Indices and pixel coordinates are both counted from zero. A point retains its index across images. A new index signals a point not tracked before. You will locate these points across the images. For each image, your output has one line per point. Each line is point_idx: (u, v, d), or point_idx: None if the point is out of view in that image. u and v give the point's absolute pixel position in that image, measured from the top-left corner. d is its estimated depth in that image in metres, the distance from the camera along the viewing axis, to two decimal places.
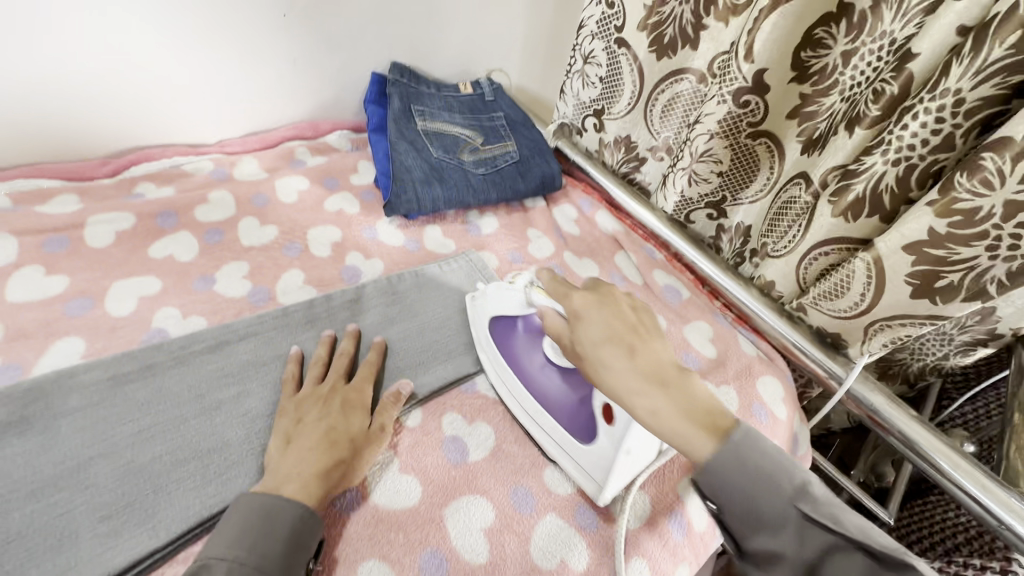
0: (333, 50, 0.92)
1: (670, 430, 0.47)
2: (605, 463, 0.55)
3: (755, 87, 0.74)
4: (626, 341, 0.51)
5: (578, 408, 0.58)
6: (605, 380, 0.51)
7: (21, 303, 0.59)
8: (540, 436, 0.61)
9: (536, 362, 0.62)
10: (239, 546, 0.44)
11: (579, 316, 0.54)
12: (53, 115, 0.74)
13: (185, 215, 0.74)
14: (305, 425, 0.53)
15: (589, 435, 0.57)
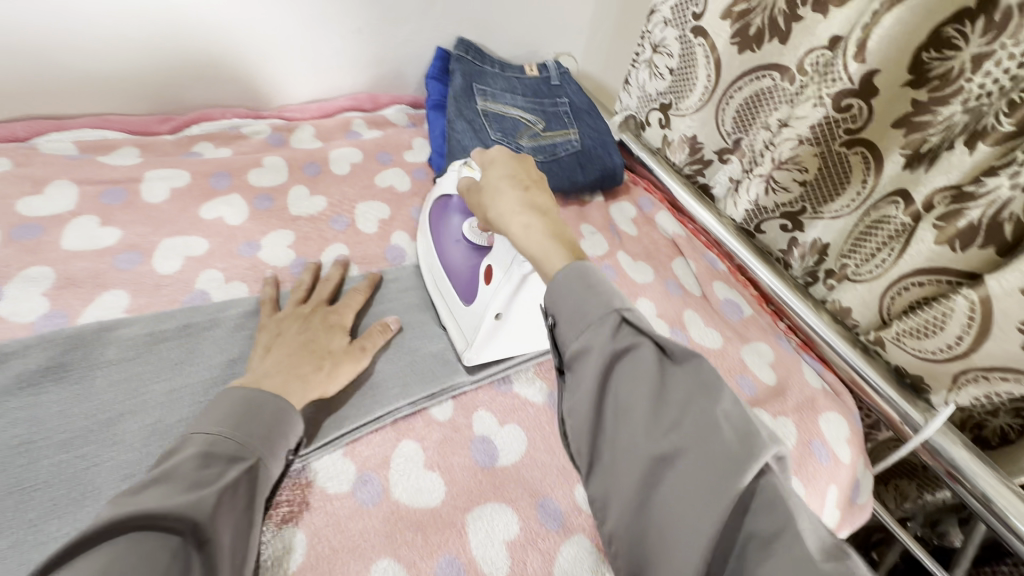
0: (400, 20, 0.89)
1: (536, 246, 0.46)
2: (475, 323, 0.60)
3: (860, 90, 0.66)
4: (523, 183, 0.51)
5: (469, 273, 0.63)
6: (493, 208, 0.50)
7: (75, 252, 0.58)
8: (441, 307, 0.66)
9: (452, 235, 0.66)
10: (224, 423, 0.44)
11: (489, 163, 0.53)
12: (126, 68, 0.75)
13: (238, 177, 0.74)
14: (284, 338, 0.55)
15: (469, 296, 0.62)
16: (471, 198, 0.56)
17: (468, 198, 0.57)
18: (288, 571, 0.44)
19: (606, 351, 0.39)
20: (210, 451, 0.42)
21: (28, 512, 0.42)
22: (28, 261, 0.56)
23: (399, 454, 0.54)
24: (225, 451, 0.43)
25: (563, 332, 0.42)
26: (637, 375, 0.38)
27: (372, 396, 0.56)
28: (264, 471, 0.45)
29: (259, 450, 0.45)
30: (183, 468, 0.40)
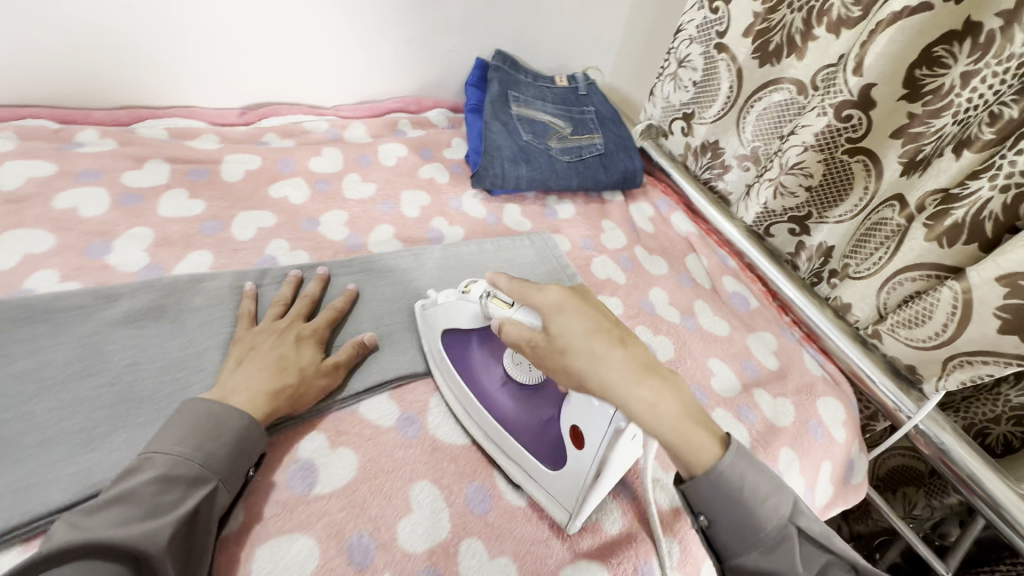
0: (448, 32, 0.99)
1: (671, 427, 0.43)
2: (573, 491, 0.50)
3: (859, 102, 0.73)
4: (613, 333, 0.47)
5: (535, 427, 0.55)
6: (593, 373, 0.45)
7: (169, 217, 0.69)
8: (502, 461, 0.57)
9: (495, 377, 0.59)
10: (185, 444, 0.44)
11: (550, 313, 0.49)
12: (211, 68, 0.86)
13: (301, 164, 0.84)
14: (257, 352, 0.55)
15: (557, 460, 0.53)
16: (532, 338, 0.50)
17: (538, 341, 0.49)
18: (345, 480, 0.52)
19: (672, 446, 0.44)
20: (168, 474, 0.42)
21: (138, 416, 0.50)
22: (132, 223, 0.67)
23: (437, 402, 0.62)
24: (186, 474, 0.43)
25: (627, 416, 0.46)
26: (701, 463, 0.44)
27: (413, 352, 0.65)
28: (225, 495, 0.45)
29: (221, 475, 0.45)
30: (140, 489, 0.40)
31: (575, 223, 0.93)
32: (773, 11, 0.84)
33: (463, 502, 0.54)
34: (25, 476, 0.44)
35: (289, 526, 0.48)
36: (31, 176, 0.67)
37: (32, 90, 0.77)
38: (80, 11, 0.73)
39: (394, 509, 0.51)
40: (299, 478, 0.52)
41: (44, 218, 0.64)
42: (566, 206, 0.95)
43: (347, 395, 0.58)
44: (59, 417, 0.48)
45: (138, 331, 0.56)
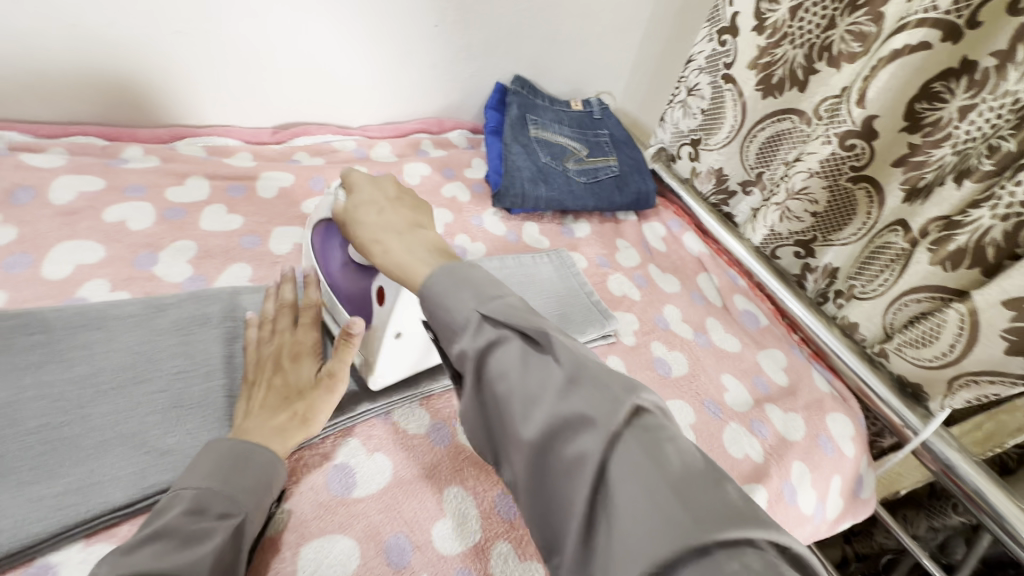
0: (469, 58, 1.04)
1: (409, 275, 0.47)
2: (378, 348, 0.57)
3: (863, 132, 0.78)
4: (394, 219, 0.53)
5: (362, 294, 0.60)
6: (379, 253, 0.51)
7: (211, 231, 0.72)
8: (337, 329, 0.63)
9: (337, 262, 0.62)
10: (214, 478, 0.46)
11: (352, 188, 0.57)
12: (248, 90, 0.90)
13: (331, 182, 0.88)
14: (259, 385, 0.54)
15: (366, 321, 0.59)
16: (337, 219, 0.57)
17: (338, 220, 0.57)
18: (382, 484, 0.55)
19: (471, 352, 0.40)
20: (198, 507, 0.44)
21: (189, 421, 0.53)
22: (176, 236, 0.70)
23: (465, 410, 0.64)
24: (215, 507, 0.44)
25: (445, 341, 0.43)
26: (508, 358, 0.39)
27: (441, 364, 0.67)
28: (252, 526, 0.46)
29: (248, 508, 0.46)
30: (172, 523, 0.41)
31: (592, 242, 0.96)
32: (777, 45, 0.88)
33: (492, 510, 0.55)
34: (87, 475, 0.47)
35: (331, 527, 0.51)
36: (82, 190, 0.71)
37: (80, 109, 0.82)
38: (131, 36, 0.77)
39: (428, 515, 0.54)
40: (337, 481, 0.54)
41: (94, 230, 0.67)
42: (583, 225, 0.99)
43: (377, 403, 0.60)
44: (116, 421, 0.51)
45: (188, 339, 0.59)
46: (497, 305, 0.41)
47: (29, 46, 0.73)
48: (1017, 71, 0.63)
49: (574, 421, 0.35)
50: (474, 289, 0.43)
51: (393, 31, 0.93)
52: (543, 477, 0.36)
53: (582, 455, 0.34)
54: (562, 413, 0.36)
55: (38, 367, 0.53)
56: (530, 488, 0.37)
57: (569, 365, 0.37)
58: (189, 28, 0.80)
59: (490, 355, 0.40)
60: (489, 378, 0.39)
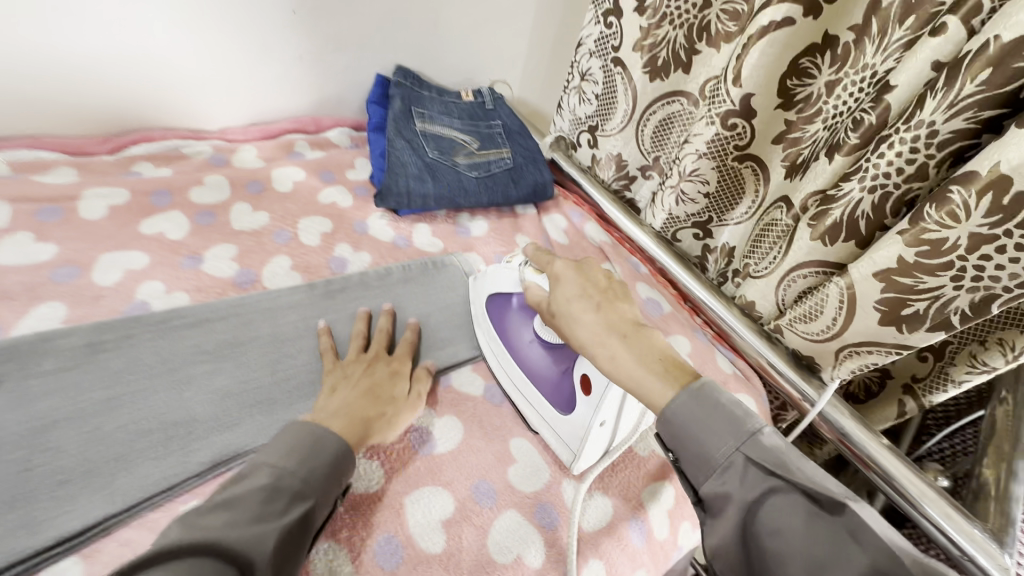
0: (340, 48, 0.94)
1: (625, 374, 0.52)
2: (580, 433, 0.58)
3: (742, 111, 0.77)
4: (594, 300, 0.56)
5: (556, 376, 0.62)
6: (574, 333, 0.56)
7: (11, 267, 0.60)
8: (525, 407, 0.65)
9: (526, 338, 0.65)
10: (290, 458, 0.46)
11: (557, 277, 0.60)
12: (66, 97, 0.76)
13: (180, 195, 0.76)
14: (349, 382, 0.58)
15: (567, 403, 0.61)
16: (541, 304, 0.60)
17: (543, 308, 0.60)
18: None
19: (741, 501, 0.44)
20: (274, 485, 0.44)
21: None
22: None
23: None
24: (289, 487, 0.45)
25: (688, 468, 0.49)
26: (787, 514, 0.42)
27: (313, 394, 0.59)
28: (319, 514, 0.46)
29: (317, 495, 0.46)
30: (244, 498, 0.42)
31: (488, 241, 0.91)
32: (659, 26, 0.86)
33: (370, 559, 0.49)
34: None
35: None
36: None
37: None
38: None
39: None
40: None
41: None
42: (479, 223, 0.93)
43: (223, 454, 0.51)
44: None
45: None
46: (758, 450, 0.46)
47: None
48: (872, 44, 0.63)
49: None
50: (728, 428, 0.47)
51: (242, 21, 0.82)
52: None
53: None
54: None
55: None
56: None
57: (871, 548, 0.38)
58: None
59: (762, 505, 0.43)
60: (756, 530, 0.43)
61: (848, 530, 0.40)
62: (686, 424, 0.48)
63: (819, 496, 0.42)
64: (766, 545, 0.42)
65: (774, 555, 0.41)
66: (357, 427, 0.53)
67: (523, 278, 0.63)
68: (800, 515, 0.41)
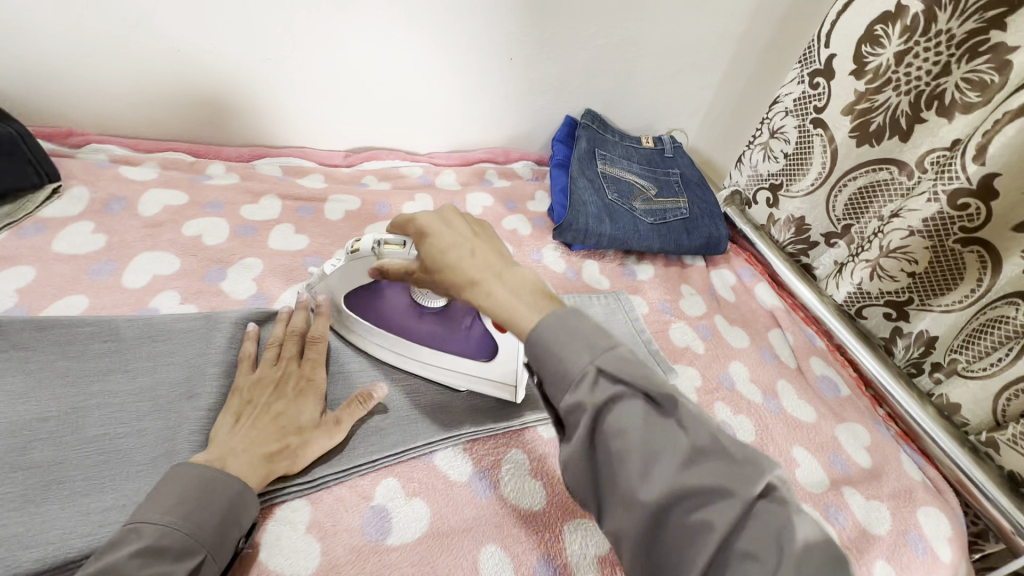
0: (540, 92, 1.03)
1: (499, 308, 0.42)
2: (509, 367, 0.62)
3: (979, 192, 0.68)
4: (469, 246, 0.46)
5: (467, 331, 0.62)
6: (445, 265, 0.46)
7: (278, 251, 0.75)
8: (411, 364, 0.64)
9: (398, 307, 0.62)
10: (176, 512, 0.42)
11: (424, 231, 0.48)
12: (327, 117, 0.93)
13: (395, 207, 0.88)
14: (257, 406, 0.53)
15: (484, 350, 0.62)
16: (416, 268, 0.51)
17: (418, 273, 0.51)
18: (419, 533, 0.52)
19: (589, 407, 0.36)
20: (158, 545, 0.39)
21: None
22: (245, 253, 0.73)
23: (507, 461, 0.60)
24: (174, 546, 0.40)
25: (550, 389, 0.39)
26: (627, 417, 0.36)
27: (500, 403, 0.64)
28: (213, 568, 0.42)
29: (210, 546, 0.42)
30: (119, 564, 0.37)
31: (654, 285, 0.91)
32: (878, 91, 0.80)
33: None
34: (134, 492, 0.47)
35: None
36: (166, 204, 0.75)
37: (177, 127, 0.88)
38: (224, 62, 0.82)
39: (463, 575, 0.50)
40: (374, 526, 0.51)
41: (173, 243, 0.71)
42: (645, 267, 0.94)
43: (424, 442, 0.58)
44: (167, 436, 0.51)
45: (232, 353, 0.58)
46: (614, 360, 0.37)
47: (131, 63, 0.79)
48: None
49: (697, 490, 0.34)
50: (585, 338, 0.38)
51: (465, 64, 0.93)
52: (655, 528, 0.35)
53: (709, 523, 0.33)
54: (689, 481, 0.34)
55: (103, 376, 0.53)
56: (642, 537, 0.36)
57: (694, 434, 0.35)
58: (277, 56, 0.83)
59: (608, 410, 0.37)
60: (606, 434, 0.36)
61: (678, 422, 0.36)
62: (565, 331, 0.39)
63: (658, 398, 0.37)
64: (570, 371, 0.37)
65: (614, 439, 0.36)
66: (251, 463, 0.48)
67: (381, 257, 0.54)
68: (637, 416, 0.36)
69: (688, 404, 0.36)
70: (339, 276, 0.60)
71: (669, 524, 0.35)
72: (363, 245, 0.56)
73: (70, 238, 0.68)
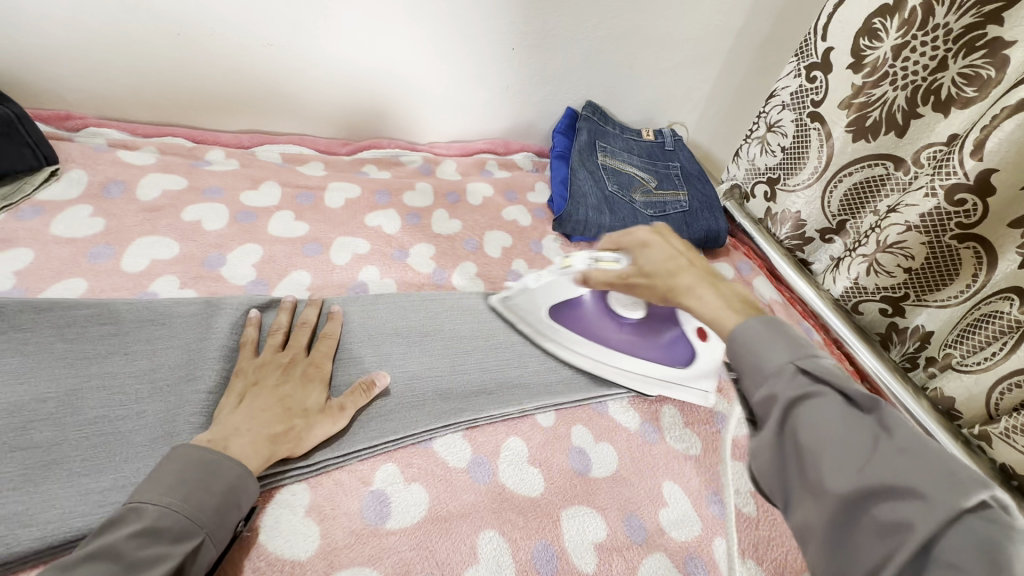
0: (542, 83, 1.02)
1: (722, 317, 0.46)
2: (707, 372, 0.67)
3: (975, 187, 0.68)
4: (688, 258, 0.52)
5: (668, 343, 0.67)
6: (646, 263, 0.54)
7: (278, 237, 0.74)
8: (582, 359, 0.69)
9: (596, 320, 0.67)
10: (174, 494, 0.42)
11: (643, 245, 0.55)
12: (328, 105, 0.93)
13: (395, 196, 0.88)
14: (261, 388, 0.53)
15: (685, 360, 0.67)
16: (627, 274, 0.57)
17: (635, 278, 0.56)
18: (418, 518, 0.52)
19: (782, 399, 0.38)
20: (154, 527, 0.40)
21: None
22: (244, 239, 0.72)
23: (507, 449, 0.60)
24: (171, 527, 0.40)
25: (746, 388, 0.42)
26: (819, 411, 0.37)
27: (498, 391, 0.64)
28: (211, 549, 0.42)
29: (208, 529, 0.42)
30: (117, 545, 0.38)
31: None
32: (875, 85, 0.80)
33: (529, 561, 0.51)
34: (132, 473, 0.47)
35: (361, 559, 0.48)
36: (165, 188, 0.75)
37: (176, 112, 0.87)
38: (224, 46, 0.81)
39: (460, 559, 0.50)
40: (373, 511, 0.52)
41: (172, 227, 0.70)
42: None
43: (422, 429, 0.58)
44: (166, 419, 0.50)
45: (232, 338, 0.57)
46: (814, 361, 0.39)
47: (129, 45, 0.78)
48: None
49: (895, 488, 0.32)
50: (788, 341, 0.41)
51: (466, 53, 0.93)
52: (845, 527, 0.34)
53: (904, 522, 0.31)
54: (884, 477, 0.33)
55: (102, 358, 0.53)
56: (825, 534, 0.35)
57: (900, 438, 0.34)
58: (278, 41, 0.82)
59: (798, 404, 0.38)
60: (794, 425, 0.37)
61: (882, 427, 0.35)
62: (750, 331, 0.42)
63: (854, 395, 0.37)
64: (764, 365, 0.40)
65: (804, 432, 0.37)
66: (252, 444, 0.48)
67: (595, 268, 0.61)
68: (831, 413, 0.36)
69: (896, 409, 0.35)
70: (517, 289, 0.70)
71: (860, 524, 0.33)
72: (575, 262, 0.64)
73: (67, 222, 0.68)
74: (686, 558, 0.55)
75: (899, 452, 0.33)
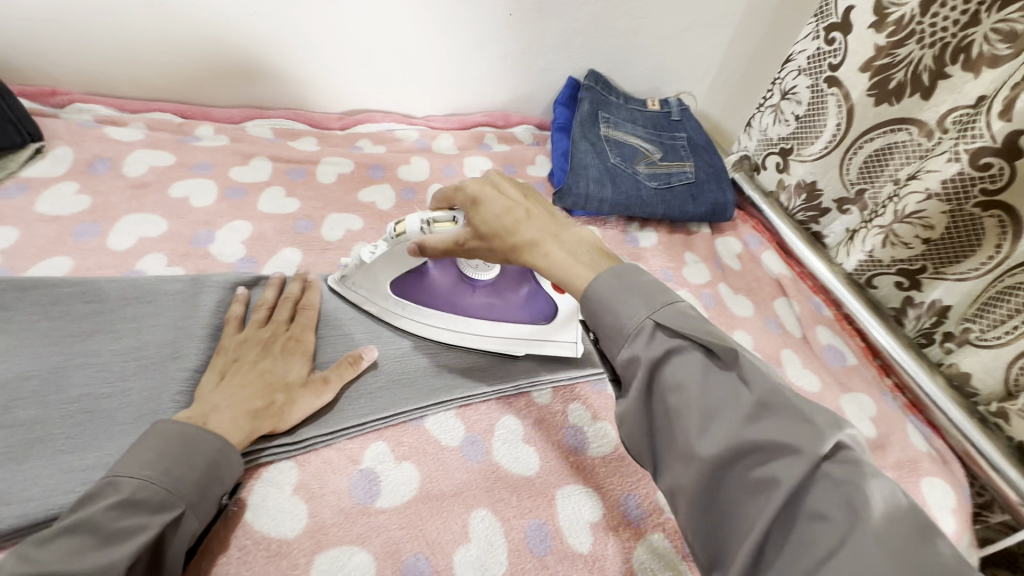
0: (543, 51, 0.98)
1: (562, 272, 0.45)
2: (569, 324, 0.63)
3: (1003, 150, 0.63)
4: (523, 209, 0.48)
5: (520, 299, 0.62)
6: (484, 215, 0.48)
7: (268, 214, 0.73)
8: (445, 333, 0.63)
9: (443, 286, 0.61)
10: (154, 467, 0.41)
11: (476, 200, 0.49)
12: (320, 77, 0.90)
13: (390, 171, 0.86)
14: (241, 364, 0.51)
15: (545, 314, 0.62)
16: (461, 238, 0.50)
17: (471, 243, 0.50)
18: (408, 497, 0.51)
19: (646, 361, 0.38)
20: (133, 499, 0.39)
21: None
22: (233, 216, 0.71)
23: (501, 428, 0.58)
24: (150, 499, 0.39)
25: (607, 347, 0.42)
26: (686, 369, 0.37)
27: (493, 368, 0.63)
28: (193, 522, 0.41)
29: (189, 501, 0.41)
30: (94, 518, 0.37)
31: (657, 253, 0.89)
32: (899, 45, 0.75)
33: (521, 540, 0.50)
34: (116, 451, 0.46)
35: (349, 537, 0.47)
36: (153, 164, 0.73)
37: (164, 87, 0.85)
38: (208, 17, 0.78)
39: (452, 538, 0.49)
40: (362, 489, 0.51)
41: (159, 204, 0.69)
42: (649, 234, 0.92)
43: (414, 407, 0.57)
44: (150, 397, 0.50)
45: (218, 315, 0.56)
46: (671, 318, 0.39)
47: (111, 17, 0.75)
48: None
49: (758, 446, 0.33)
50: (642, 294, 0.41)
51: (461, 20, 0.89)
52: (712, 484, 0.35)
53: (771, 478, 0.32)
54: (752, 437, 0.33)
55: (87, 336, 0.52)
56: (693, 496, 0.36)
57: (760, 391, 0.35)
58: (265, 10, 0.79)
59: (666, 364, 0.38)
60: (663, 388, 0.38)
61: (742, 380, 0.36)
62: (614, 288, 0.42)
63: (715, 351, 0.37)
64: (625, 322, 0.40)
65: (670, 393, 0.37)
66: (234, 421, 0.47)
67: (428, 232, 0.52)
68: (696, 373, 0.37)
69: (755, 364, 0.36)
70: (384, 263, 0.58)
71: (727, 479, 0.34)
72: (407, 226, 0.53)
73: (53, 199, 0.67)
74: (685, 539, 0.54)
75: (774, 415, 0.34)
